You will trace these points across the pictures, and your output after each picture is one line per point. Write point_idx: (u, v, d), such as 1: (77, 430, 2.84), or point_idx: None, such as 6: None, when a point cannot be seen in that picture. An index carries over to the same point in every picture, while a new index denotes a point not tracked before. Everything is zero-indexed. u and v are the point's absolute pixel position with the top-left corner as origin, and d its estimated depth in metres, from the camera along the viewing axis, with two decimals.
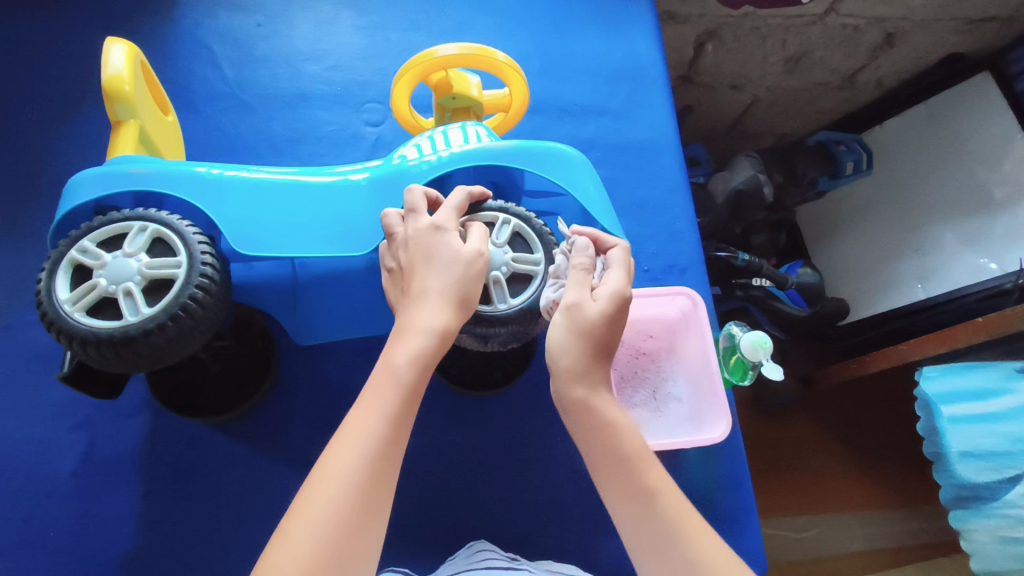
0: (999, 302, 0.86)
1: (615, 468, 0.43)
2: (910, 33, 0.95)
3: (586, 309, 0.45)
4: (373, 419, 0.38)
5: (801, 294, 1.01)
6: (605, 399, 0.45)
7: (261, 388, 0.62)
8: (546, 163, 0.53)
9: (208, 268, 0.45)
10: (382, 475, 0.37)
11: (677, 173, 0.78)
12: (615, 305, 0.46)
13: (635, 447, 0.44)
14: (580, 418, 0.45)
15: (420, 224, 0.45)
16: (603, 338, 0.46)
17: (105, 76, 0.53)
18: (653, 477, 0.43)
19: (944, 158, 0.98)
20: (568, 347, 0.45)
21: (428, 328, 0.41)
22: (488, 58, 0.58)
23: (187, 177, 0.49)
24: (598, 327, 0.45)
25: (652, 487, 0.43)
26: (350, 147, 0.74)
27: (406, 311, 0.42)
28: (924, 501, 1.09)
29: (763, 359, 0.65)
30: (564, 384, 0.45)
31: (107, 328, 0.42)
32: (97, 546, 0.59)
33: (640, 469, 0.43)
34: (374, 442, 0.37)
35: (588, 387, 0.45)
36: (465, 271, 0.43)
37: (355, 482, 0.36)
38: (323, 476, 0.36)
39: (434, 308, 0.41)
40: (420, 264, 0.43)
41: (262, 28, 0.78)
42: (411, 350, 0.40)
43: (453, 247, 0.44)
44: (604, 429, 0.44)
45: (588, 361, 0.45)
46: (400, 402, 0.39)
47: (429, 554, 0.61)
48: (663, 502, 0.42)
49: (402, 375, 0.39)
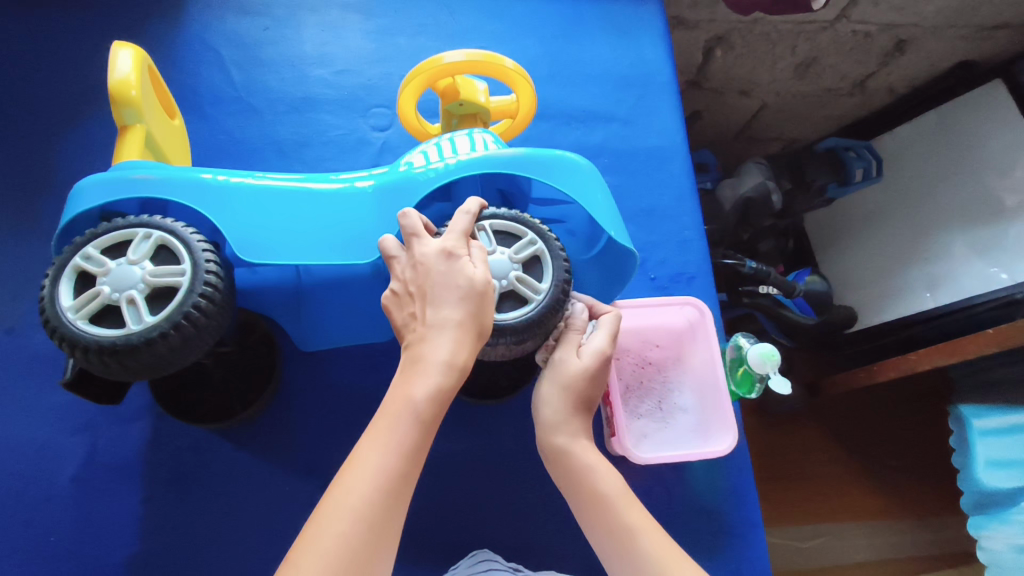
0: (1009, 313, 0.84)
1: (599, 508, 0.46)
2: (922, 40, 0.94)
3: (569, 365, 0.49)
4: (383, 452, 0.38)
5: (808, 302, 1.00)
6: (585, 445, 0.49)
7: (264, 394, 0.62)
8: (553, 172, 0.52)
9: (211, 275, 0.44)
10: (391, 508, 0.37)
11: (685, 181, 0.77)
12: (597, 363, 0.49)
13: (614, 486, 0.47)
14: (560, 463, 0.48)
15: (429, 250, 0.44)
16: (586, 392, 0.50)
17: (112, 80, 0.53)
18: (632, 516, 0.45)
19: (954, 166, 0.97)
20: (552, 400, 0.49)
21: (447, 362, 0.40)
22: (495, 65, 0.57)
23: (192, 184, 0.49)
24: (580, 382, 0.49)
25: (630, 528, 0.45)
26: (357, 152, 0.73)
27: (422, 340, 0.41)
28: (930, 511, 1.08)
29: (770, 372, 0.64)
30: (546, 433, 0.49)
31: (110, 336, 0.42)
32: (98, 551, 0.59)
33: (621, 509, 0.46)
34: (383, 476, 0.37)
35: (570, 434, 0.49)
36: (482, 301, 0.42)
37: (362, 517, 0.36)
38: (332, 510, 0.36)
39: (453, 342, 0.41)
40: (435, 291, 0.42)
41: (269, 32, 0.78)
42: (431, 386, 0.40)
43: (466, 273, 0.43)
44: (583, 472, 0.47)
45: (567, 413, 0.49)
46: (416, 435, 0.39)
47: (430, 562, 0.61)
48: (643, 543, 0.44)
49: (421, 411, 0.39)
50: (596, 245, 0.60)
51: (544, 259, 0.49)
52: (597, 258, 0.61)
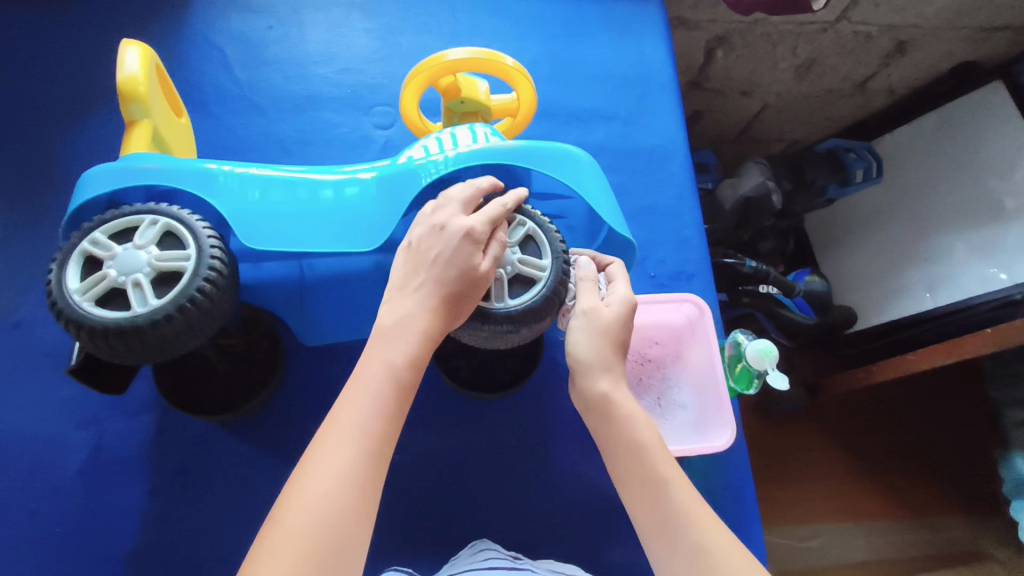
0: (1008, 313, 0.85)
1: (632, 459, 0.45)
2: (922, 41, 0.95)
3: (602, 313, 0.49)
4: (361, 413, 0.39)
5: (808, 302, 1.01)
6: (625, 393, 0.48)
7: (268, 387, 0.62)
8: (553, 164, 0.53)
9: (216, 261, 0.45)
10: (372, 467, 0.38)
11: (685, 179, 0.78)
12: (627, 310, 0.50)
13: (652, 437, 0.46)
14: (600, 412, 0.48)
15: (456, 221, 0.45)
16: (620, 338, 0.50)
17: (120, 78, 0.54)
18: (666, 467, 0.45)
19: (954, 168, 0.98)
20: (586, 346, 0.49)
21: (424, 332, 0.42)
22: (497, 62, 0.58)
23: (197, 174, 0.49)
24: (615, 329, 0.49)
25: (663, 478, 0.44)
26: (360, 149, 0.74)
27: (402, 298, 0.43)
28: (930, 511, 1.08)
29: (768, 369, 0.64)
30: (588, 379, 0.48)
31: (116, 317, 0.42)
32: (103, 543, 0.59)
33: (655, 460, 0.45)
34: (362, 435, 0.38)
35: (610, 381, 0.48)
36: (473, 286, 0.44)
37: (343, 475, 0.37)
38: (312, 469, 0.37)
39: (430, 313, 0.43)
40: (432, 263, 0.44)
41: (273, 30, 0.79)
42: (409, 354, 0.41)
43: (473, 262, 0.44)
44: (622, 422, 0.47)
45: (610, 358, 0.49)
46: (395, 398, 0.40)
47: (430, 556, 0.61)
48: (674, 492, 0.44)
49: (399, 375, 0.41)
50: (596, 240, 0.60)
51: (539, 236, 0.50)
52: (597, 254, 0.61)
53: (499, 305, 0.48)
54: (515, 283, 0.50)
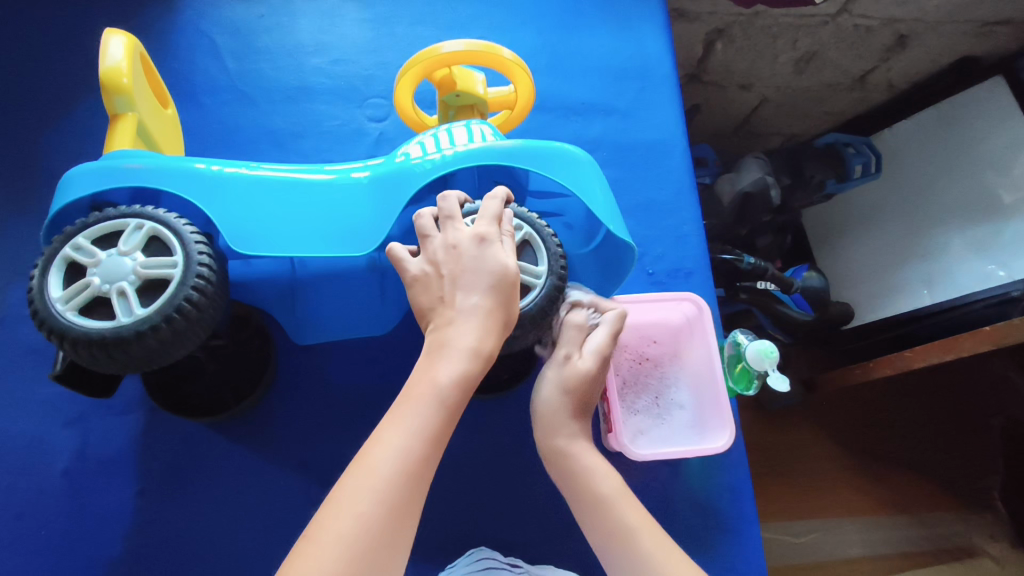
0: (1006, 311, 0.84)
1: (598, 509, 0.48)
2: (923, 35, 0.93)
3: (575, 368, 0.52)
4: (404, 435, 0.38)
5: (806, 299, 1.00)
6: (583, 446, 0.52)
7: (258, 387, 0.61)
8: (551, 165, 0.52)
9: (204, 268, 0.44)
10: (412, 491, 0.36)
11: (684, 175, 0.77)
12: (598, 364, 0.53)
13: (612, 485, 0.49)
14: (560, 465, 0.51)
15: (463, 235, 0.44)
16: (586, 391, 0.53)
17: (103, 68, 0.52)
18: (632, 516, 0.48)
19: (954, 163, 0.97)
20: (552, 399, 0.52)
21: (473, 349, 0.41)
22: (493, 55, 0.56)
23: (184, 174, 0.48)
24: (581, 385, 0.52)
25: (629, 527, 0.47)
26: (352, 143, 0.72)
27: (448, 325, 0.42)
28: (923, 508, 1.08)
29: (767, 369, 0.63)
30: (548, 433, 0.52)
31: (99, 328, 0.41)
32: (88, 544, 0.58)
33: (620, 509, 0.48)
34: (404, 458, 0.37)
35: (569, 436, 0.52)
36: (511, 289, 0.43)
37: (383, 498, 0.35)
38: (353, 488, 0.35)
39: (481, 329, 0.41)
40: (466, 278, 0.43)
41: (265, 20, 0.77)
42: (456, 371, 0.40)
43: (500, 261, 0.43)
44: (580, 475, 0.50)
45: (567, 415, 0.52)
46: (437, 419, 0.39)
47: (423, 558, 0.60)
48: (642, 540, 0.46)
49: (444, 395, 0.40)
50: (594, 239, 0.59)
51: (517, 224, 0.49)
52: (595, 252, 0.60)
53: (526, 301, 0.48)
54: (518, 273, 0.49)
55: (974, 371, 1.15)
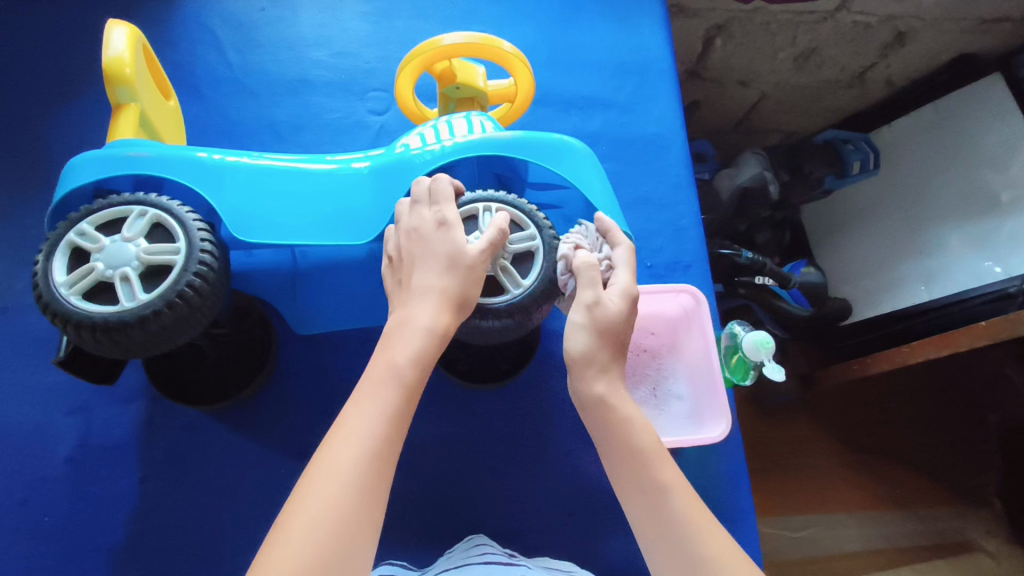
0: (1003, 306, 0.84)
1: (633, 463, 0.43)
2: (922, 32, 0.94)
3: (606, 308, 0.46)
4: (367, 418, 0.38)
5: (804, 293, 1.02)
6: (622, 395, 0.45)
7: (260, 374, 0.62)
8: (550, 156, 0.52)
9: (206, 255, 0.44)
10: (378, 472, 0.37)
11: (683, 168, 0.77)
12: (630, 304, 0.47)
13: (649, 441, 0.44)
14: (597, 414, 0.44)
15: (426, 219, 0.45)
16: (621, 335, 0.46)
17: (106, 58, 0.52)
18: (666, 473, 0.43)
19: (951, 160, 0.98)
20: (584, 342, 0.45)
21: (426, 328, 0.41)
22: (492, 47, 0.57)
23: (187, 162, 0.48)
24: (617, 325, 0.46)
25: (665, 486, 0.42)
26: (353, 136, 0.73)
27: (404, 306, 0.43)
28: (920, 503, 1.08)
29: (764, 360, 0.64)
30: (584, 380, 0.45)
31: (103, 313, 0.42)
32: (90, 532, 0.59)
33: (653, 465, 0.43)
34: (368, 440, 0.37)
35: (608, 382, 0.45)
36: (468, 272, 0.43)
37: (348, 481, 0.36)
38: (321, 472, 0.36)
39: (434, 307, 0.42)
40: (421, 261, 0.43)
41: (267, 13, 0.77)
42: (411, 349, 0.40)
43: (457, 245, 0.43)
44: (618, 424, 0.44)
45: (607, 357, 0.45)
46: (397, 402, 0.39)
47: (423, 546, 0.61)
48: (675, 499, 0.42)
49: (403, 375, 0.40)
50: None
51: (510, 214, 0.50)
52: None
53: (516, 291, 0.48)
54: (514, 265, 0.49)
55: (971, 367, 1.16)
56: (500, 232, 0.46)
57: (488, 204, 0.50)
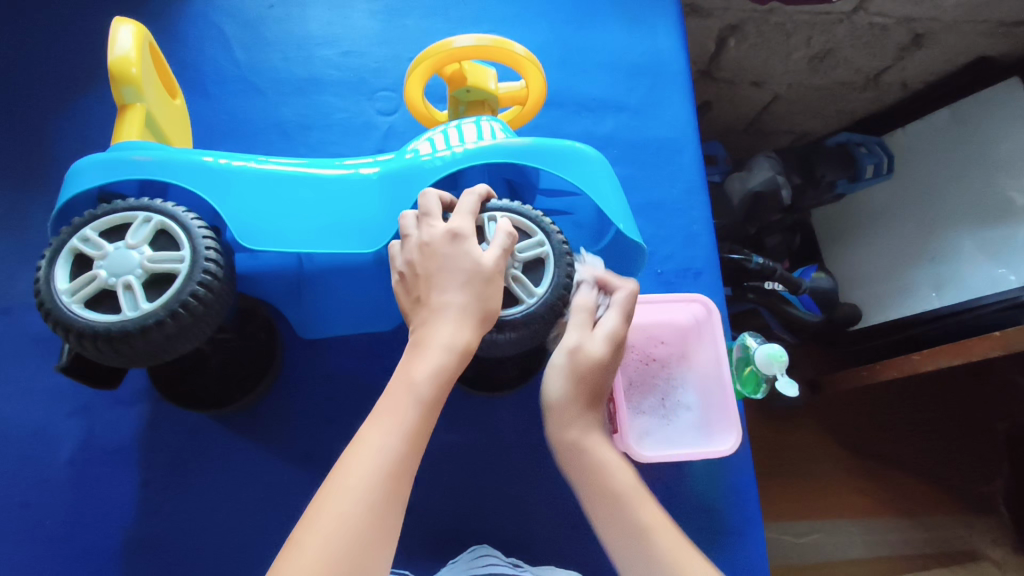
0: (1017, 315, 0.83)
1: (613, 508, 0.50)
2: (940, 35, 0.92)
3: (589, 353, 0.52)
4: (384, 435, 0.37)
5: (814, 300, 1.00)
6: (595, 439, 0.53)
7: (264, 380, 0.61)
8: (562, 163, 0.51)
9: (211, 263, 0.43)
10: (393, 491, 0.36)
11: (695, 174, 0.76)
12: (611, 349, 0.53)
13: (626, 482, 0.51)
14: (575, 457, 0.53)
15: (436, 231, 0.44)
16: (598, 381, 0.53)
17: (112, 58, 0.51)
18: (646, 516, 0.49)
19: (966, 166, 0.96)
20: (559, 385, 0.53)
21: (449, 344, 0.40)
22: (504, 50, 0.55)
23: (192, 167, 0.47)
24: (592, 374, 0.53)
25: (644, 524, 0.49)
26: (361, 136, 0.72)
27: (425, 324, 0.42)
28: (926, 512, 1.07)
29: (777, 373, 0.63)
30: (560, 426, 0.53)
31: (106, 321, 0.41)
32: (91, 534, 0.59)
33: (635, 507, 0.50)
34: (384, 458, 0.37)
35: (580, 428, 0.53)
36: (486, 284, 0.42)
37: (365, 499, 0.35)
38: (336, 491, 0.35)
39: (456, 324, 0.41)
40: (439, 276, 0.42)
41: (275, 10, 0.76)
42: (433, 367, 0.40)
43: (474, 257, 0.43)
44: (597, 468, 0.52)
45: (579, 406, 0.53)
46: (415, 419, 0.39)
47: (426, 553, 0.61)
48: (656, 541, 0.48)
49: (423, 393, 0.39)
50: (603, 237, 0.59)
51: (519, 221, 0.48)
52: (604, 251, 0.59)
53: (532, 300, 0.47)
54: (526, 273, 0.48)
55: (980, 376, 1.14)
56: (510, 237, 0.45)
57: (493, 213, 0.48)
